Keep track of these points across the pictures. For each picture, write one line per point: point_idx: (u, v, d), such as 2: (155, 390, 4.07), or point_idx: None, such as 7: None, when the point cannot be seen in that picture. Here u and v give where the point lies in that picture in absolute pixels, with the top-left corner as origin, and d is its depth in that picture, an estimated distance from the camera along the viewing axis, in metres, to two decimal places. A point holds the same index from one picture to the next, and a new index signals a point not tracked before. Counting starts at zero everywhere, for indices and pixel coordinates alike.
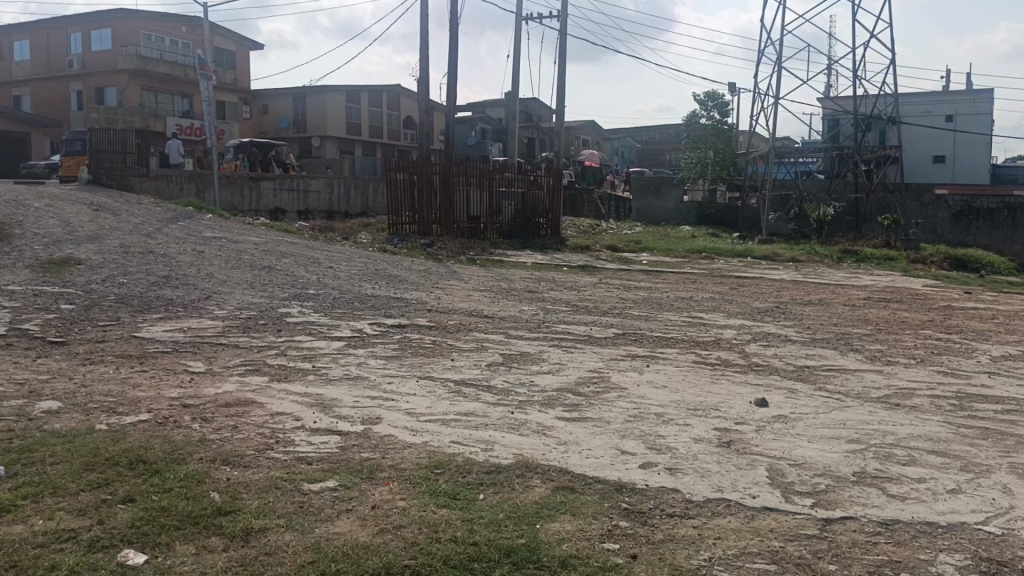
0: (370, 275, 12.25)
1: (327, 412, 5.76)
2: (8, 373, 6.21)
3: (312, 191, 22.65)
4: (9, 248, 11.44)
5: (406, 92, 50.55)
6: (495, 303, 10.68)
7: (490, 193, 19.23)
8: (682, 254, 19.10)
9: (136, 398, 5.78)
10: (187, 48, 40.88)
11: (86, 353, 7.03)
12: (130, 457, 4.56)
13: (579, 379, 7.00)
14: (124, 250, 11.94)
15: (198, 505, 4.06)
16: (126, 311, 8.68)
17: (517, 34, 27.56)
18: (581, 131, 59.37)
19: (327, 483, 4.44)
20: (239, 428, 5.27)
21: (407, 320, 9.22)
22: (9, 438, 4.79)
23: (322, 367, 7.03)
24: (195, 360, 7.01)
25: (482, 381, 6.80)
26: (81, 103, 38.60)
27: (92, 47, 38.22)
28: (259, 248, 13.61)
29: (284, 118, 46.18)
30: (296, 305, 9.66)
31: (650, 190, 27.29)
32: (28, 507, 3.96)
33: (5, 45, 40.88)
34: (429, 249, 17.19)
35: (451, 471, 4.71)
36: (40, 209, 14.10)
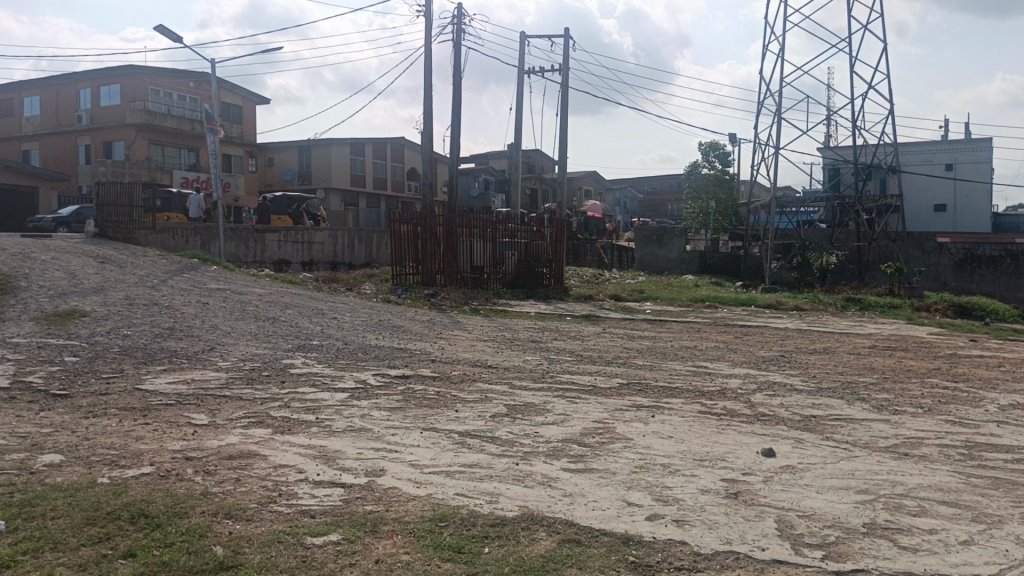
0: (374, 326, 12.26)
1: (331, 464, 5.72)
2: (10, 427, 6.18)
3: (316, 242, 22.81)
4: (14, 301, 11.48)
5: (410, 144, 51.20)
6: (499, 353, 10.66)
7: (494, 243, 19.31)
8: (685, 302, 19.13)
9: (139, 450, 5.74)
10: (194, 102, 41.56)
11: (89, 405, 7.01)
12: (132, 511, 4.51)
13: (584, 429, 6.95)
14: (129, 302, 11.98)
15: (200, 559, 4.01)
16: (129, 363, 8.68)
17: (519, 87, 27.96)
18: (584, 181, 59.94)
19: (330, 537, 4.39)
20: (241, 480, 5.23)
21: (411, 371, 9.20)
22: (11, 492, 4.76)
23: (325, 419, 6.98)
24: (198, 412, 6.97)
25: (486, 432, 6.75)
26: (89, 157, 39.14)
27: (101, 102, 38.86)
28: (263, 300, 13.66)
29: (289, 171, 46.66)
30: (300, 356, 9.66)
31: (653, 240, 27.42)
32: (27, 562, 3.91)
33: (16, 101, 41.56)
34: (432, 299, 17.27)
35: (455, 523, 4.66)
36: (47, 262, 14.19)
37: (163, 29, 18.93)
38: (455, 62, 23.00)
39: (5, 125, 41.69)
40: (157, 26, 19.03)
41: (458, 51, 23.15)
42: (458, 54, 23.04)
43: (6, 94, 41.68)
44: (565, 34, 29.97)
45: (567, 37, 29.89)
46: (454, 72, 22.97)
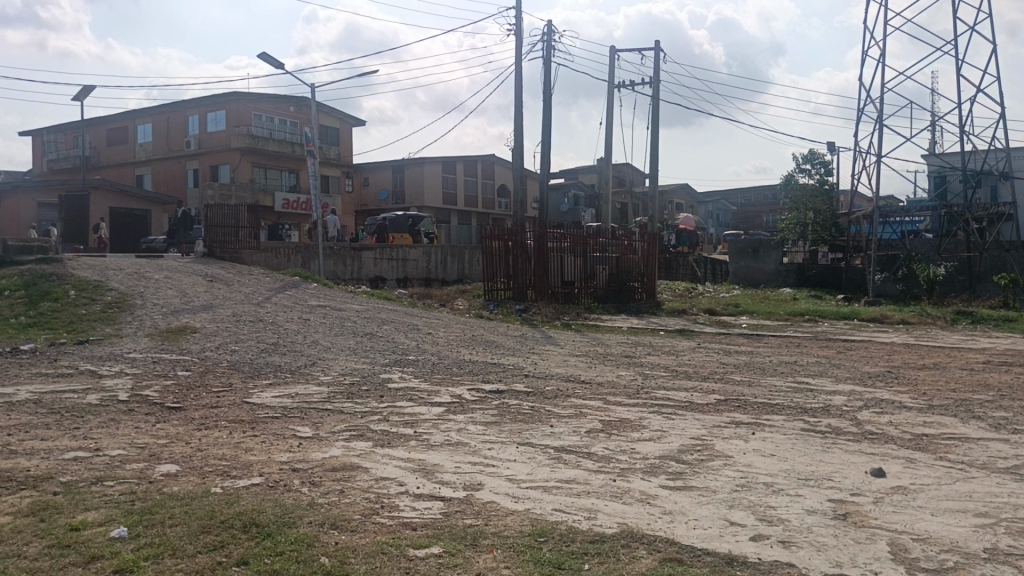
0: (467, 341, 12.40)
1: (430, 478, 5.80)
2: (130, 438, 6.51)
3: (410, 259, 23.28)
4: (131, 317, 12.16)
5: (500, 160, 51.74)
6: (592, 368, 10.62)
7: (585, 257, 19.15)
8: (784, 316, 18.63)
9: (249, 461, 5.97)
10: (295, 126, 43.13)
11: (202, 418, 7.31)
12: (244, 520, 4.68)
13: (682, 446, 6.83)
14: (236, 318, 12.52)
15: (308, 568, 4.13)
16: (237, 377, 9.04)
17: (609, 102, 27.92)
18: (674, 194, 59.26)
19: (432, 549, 4.45)
20: (346, 492, 5.37)
21: (505, 386, 9.25)
22: (133, 500, 5.02)
23: (423, 433, 7.10)
24: (302, 425, 7.19)
25: (581, 448, 6.71)
26: (197, 181, 41.15)
27: (208, 128, 40.77)
28: (361, 315, 14.02)
29: (383, 190, 47.73)
30: (397, 371, 9.86)
31: (748, 253, 26.80)
32: (149, 568, 4.10)
33: (129, 128, 43.97)
34: (524, 314, 17.42)
35: (554, 539, 4.65)
36: (161, 281, 14.95)
37: (266, 56, 19.73)
38: (545, 79, 23.17)
39: (120, 151, 44.24)
40: (261, 54, 19.87)
41: (548, 66, 23.31)
42: (549, 71, 23.21)
43: (121, 122, 44.19)
44: (655, 46, 29.78)
45: (658, 50, 29.74)
46: (544, 88, 23.12)
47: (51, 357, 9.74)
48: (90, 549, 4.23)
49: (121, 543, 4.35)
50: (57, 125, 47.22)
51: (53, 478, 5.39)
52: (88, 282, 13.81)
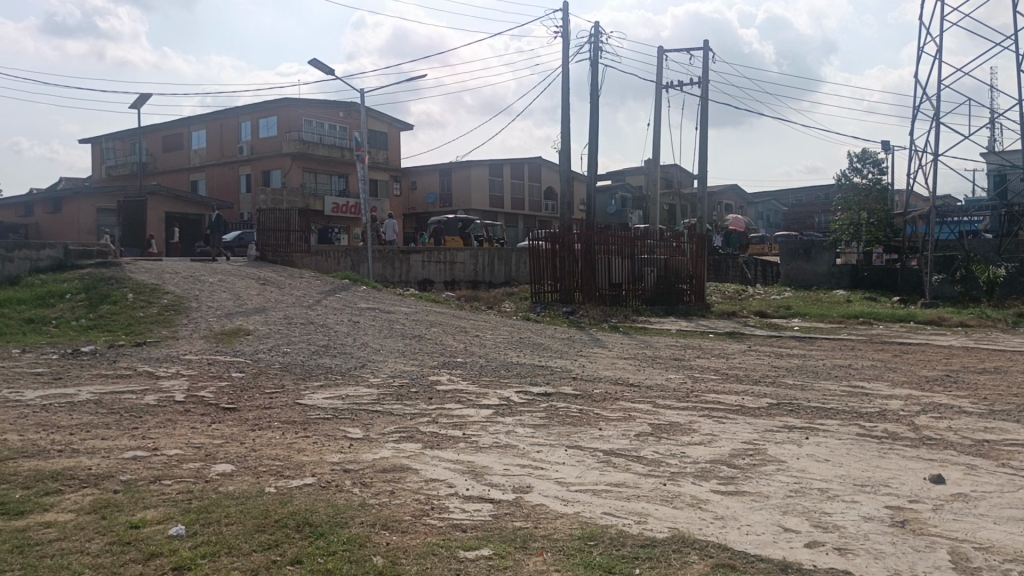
0: (515, 344, 12.40)
1: (479, 480, 5.82)
2: (186, 438, 6.66)
3: (458, 262, 23.39)
4: (187, 320, 12.45)
5: (547, 163, 51.77)
6: (641, 371, 10.54)
7: (632, 260, 19.02)
8: (837, 319, 18.24)
9: (302, 462, 6.06)
10: (344, 131, 43.70)
11: (256, 419, 7.45)
12: (297, 519, 4.76)
13: (734, 450, 6.74)
14: (288, 320, 12.73)
15: (360, 568, 4.17)
16: (289, 378, 9.19)
17: (657, 102, 27.71)
18: (723, 195, 58.60)
19: (482, 551, 4.46)
20: (396, 493, 5.42)
21: (553, 389, 9.23)
22: (190, 499, 5.12)
23: (472, 435, 7.13)
24: (353, 426, 7.28)
25: (631, 451, 6.67)
26: (250, 186, 41.95)
27: (260, 133, 41.54)
28: (410, 318, 14.13)
29: (430, 194, 48.09)
30: (446, 373, 9.92)
31: (800, 254, 26.52)
32: (207, 565, 4.18)
33: (184, 135, 45.00)
34: (571, 317, 17.38)
35: (605, 543, 4.63)
36: (215, 284, 15.27)
37: (316, 62, 20.02)
38: (593, 81, 23.11)
39: (176, 157, 45.31)
40: (311, 61, 20.17)
41: (595, 68, 23.23)
42: (596, 73, 23.14)
43: (177, 129, 45.27)
44: (704, 46, 29.50)
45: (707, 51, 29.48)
46: (592, 90, 23.05)
47: (111, 358, 10.01)
48: (149, 547, 4.33)
49: (178, 541, 4.45)
50: (115, 133, 48.56)
51: (114, 476, 5.53)
52: (145, 285, 14.17)
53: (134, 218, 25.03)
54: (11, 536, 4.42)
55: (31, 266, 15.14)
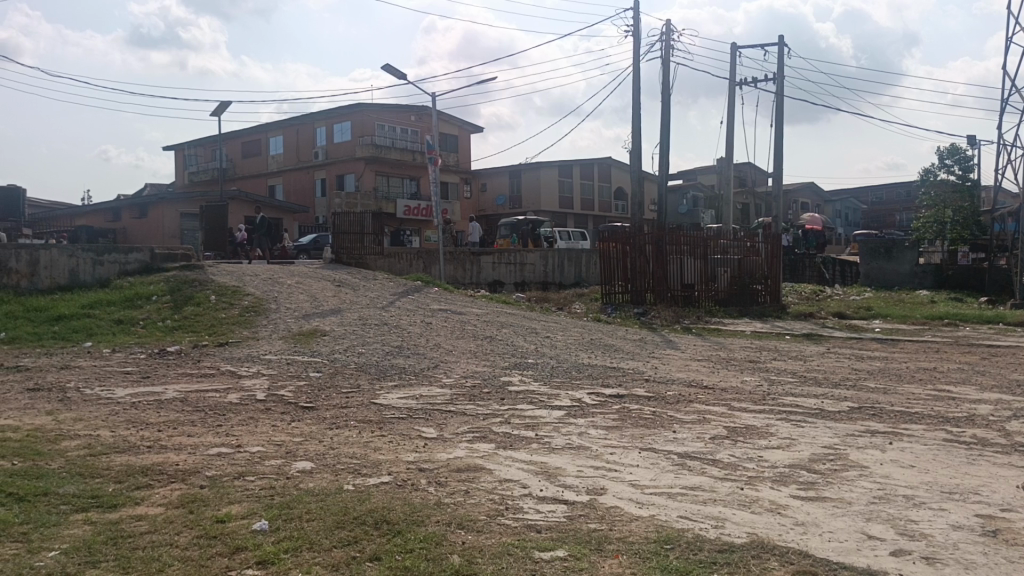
0: (586, 345, 12.39)
1: (553, 481, 5.82)
2: (268, 436, 6.85)
3: (528, 263, 23.47)
4: (266, 320, 12.82)
5: (617, 163, 51.50)
6: (715, 374, 10.37)
7: (705, 260, 18.72)
8: (920, 321, 17.60)
9: (378, 460, 6.16)
10: (416, 134, 44.31)
11: (333, 417, 7.62)
12: (375, 517, 4.85)
13: (814, 455, 6.58)
14: (362, 321, 12.98)
15: (437, 566, 4.22)
16: (365, 378, 9.37)
17: (731, 99, 27.22)
18: (799, 193, 57.35)
19: (557, 552, 4.46)
20: (471, 492, 5.46)
21: (625, 390, 9.15)
22: (272, 494, 5.27)
23: (545, 436, 7.14)
24: (428, 426, 7.37)
25: (707, 455, 6.57)
26: (325, 190, 42.90)
27: (334, 139, 42.44)
28: (481, 319, 14.26)
29: (500, 196, 48.27)
30: (517, 374, 9.96)
31: (880, 254, 25.45)
32: (289, 560, 4.29)
33: (262, 141, 46.27)
34: (642, 317, 17.28)
35: (681, 547, 4.57)
36: (292, 286, 15.69)
37: (389, 67, 20.32)
38: (664, 79, 22.86)
39: (254, 163, 46.63)
40: (384, 66, 20.50)
41: (666, 66, 22.98)
42: (667, 71, 22.87)
43: (255, 135, 46.59)
44: (779, 41, 28.85)
45: (782, 46, 28.80)
46: (663, 89, 22.81)
47: (194, 358, 10.36)
48: (235, 540, 4.47)
49: (262, 535, 4.58)
50: (197, 140, 50.26)
51: (199, 472, 5.72)
52: (227, 287, 14.63)
53: (211, 221, 25.88)
54: (105, 527, 4.61)
55: (120, 269, 15.80)
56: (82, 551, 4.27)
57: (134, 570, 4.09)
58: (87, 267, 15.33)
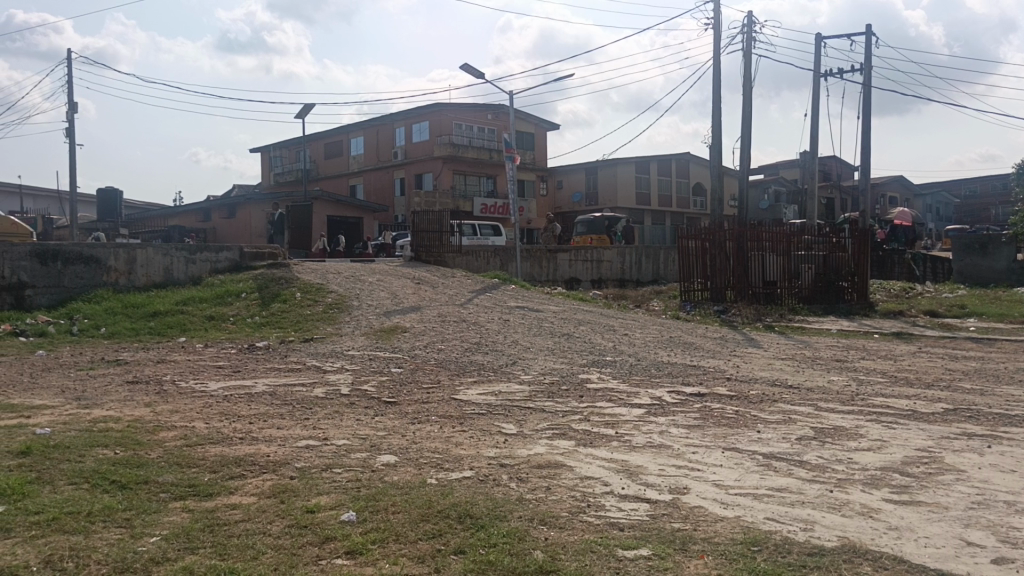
0: (665, 342, 12.27)
1: (634, 479, 5.77)
2: (353, 429, 7.00)
3: (605, 260, 23.43)
4: (349, 317, 13.10)
5: (696, 158, 50.81)
6: (800, 373, 10.11)
7: (788, 256, 18.23)
8: (1019, 320, 16.75)
9: (460, 455, 6.23)
10: (493, 133, 44.63)
11: (415, 412, 7.73)
12: (458, 511, 4.90)
13: (906, 457, 6.35)
14: (442, 318, 13.12)
15: (521, 561, 4.23)
16: (445, 374, 9.48)
17: (815, 90, 26.50)
18: (887, 187, 55.52)
19: (641, 551, 4.43)
20: (552, 489, 5.47)
21: (706, 389, 8.99)
22: (359, 486, 5.39)
23: (624, 434, 7.08)
24: (508, 422, 7.41)
25: (793, 456, 6.42)
26: (404, 189, 43.59)
27: (413, 138, 43.07)
28: (559, 316, 14.24)
29: (577, 193, 48.18)
30: (596, 371, 9.91)
31: (975, 249, 24.56)
32: (377, 551, 4.38)
33: (343, 142, 47.31)
34: (723, 316, 16.98)
35: (769, 549, 4.48)
36: (373, 284, 15.95)
37: (468, 67, 20.50)
38: (745, 73, 22.38)
39: (335, 163, 47.72)
40: (462, 66, 20.69)
41: (749, 58, 22.49)
42: (749, 63, 22.40)
43: (337, 136, 47.66)
44: (867, 31, 27.92)
45: (870, 35, 27.86)
46: (745, 82, 22.33)
47: (282, 353, 10.69)
48: (324, 531, 4.59)
49: (350, 526, 4.69)
50: (281, 142, 51.77)
51: (289, 463, 5.90)
52: (311, 285, 15.00)
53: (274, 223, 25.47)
54: (202, 515, 4.79)
55: (211, 267, 16.38)
56: (182, 537, 4.44)
57: (231, 556, 4.24)
58: (180, 265, 15.97)
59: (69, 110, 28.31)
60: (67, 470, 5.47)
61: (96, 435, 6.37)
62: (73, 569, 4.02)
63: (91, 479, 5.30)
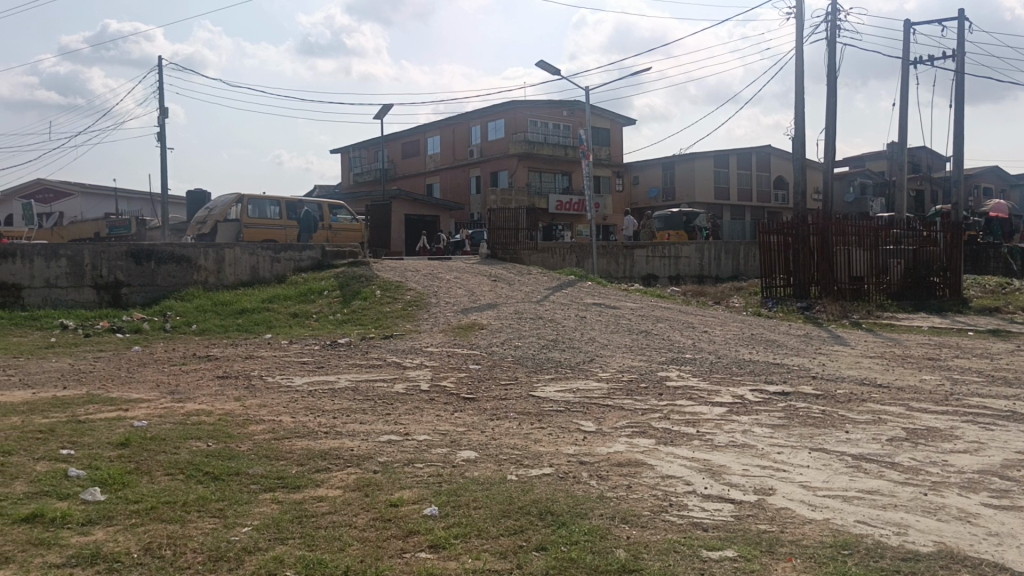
0: (746, 340, 12.05)
1: (718, 479, 5.67)
2: (433, 425, 7.08)
3: (683, 256, 23.10)
4: (427, 314, 13.22)
5: (777, 151, 49.66)
6: (890, 372, 9.75)
7: (876, 251, 17.74)
8: None
9: (540, 452, 6.24)
10: (568, 129, 44.52)
11: (493, 409, 7.77)
12: (539, 507, 4.91)
13: (1007, 460, 6.06)
14: (519, 315, 13.16)
15: (604, 559, 4.21)
16: (523, 371, 9.51)
17: (904, 78, 25.53)
18: (981, 178, 53.16)
19: (726, 552, 4.34)
20: (633, 487, 5.42)
21: (791, 388, 8.77)
22: (440, 481, 5.45)
23: (706, 433, 6.95)
24: (587, 420, 7.37)
25: (885, 457, 6.19)
26: (479, 187, 43.87)
27: (489, 136, 43.33)
28: (636, 313, 14.12)
29: (654, 188, 47.76)
30: (675, 369, 9.79)
31: None
32: (460, 545, 4.42)
33: (421, 142, 47.93)
34: (806, 312, 16.53)
35: (861, 553, 4.33)
36: (451, 281, 16.09)
37: (544, 63, 20.48)
38: (829, 62, 21.74)
39: (413, 163, 48.42)
40: (538, 62, 20.69)
41: (833, 48, 21.82)
42: (833, 53, 21.72)
43: (414, 136, 48.33)
44: (960, 15, 26.72)
45: (962, 20, 26.67)
46: (830, 71, 21.68)
47: (363, 350, 10.89)
48: (408, 524, 4.65)
49: (432, 520, 4.74)
50: (360, 143, 52.81)
51: (372, 457, 6.01)
52: (390, 283, 15.26)
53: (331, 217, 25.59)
54: (291, 506, 4.92)
55: (295, 266, 16.81)
56: (272, 528, 4.57)
57: (319, 547, 4.34)
58: (266, 264, 16.49)
59: (161, 115, 29.49)
60: (163, 461, 5.69)
61: (189, 428, 6.61)
62: (171, 556, 4.18)
63: (186, 470, 5.51)
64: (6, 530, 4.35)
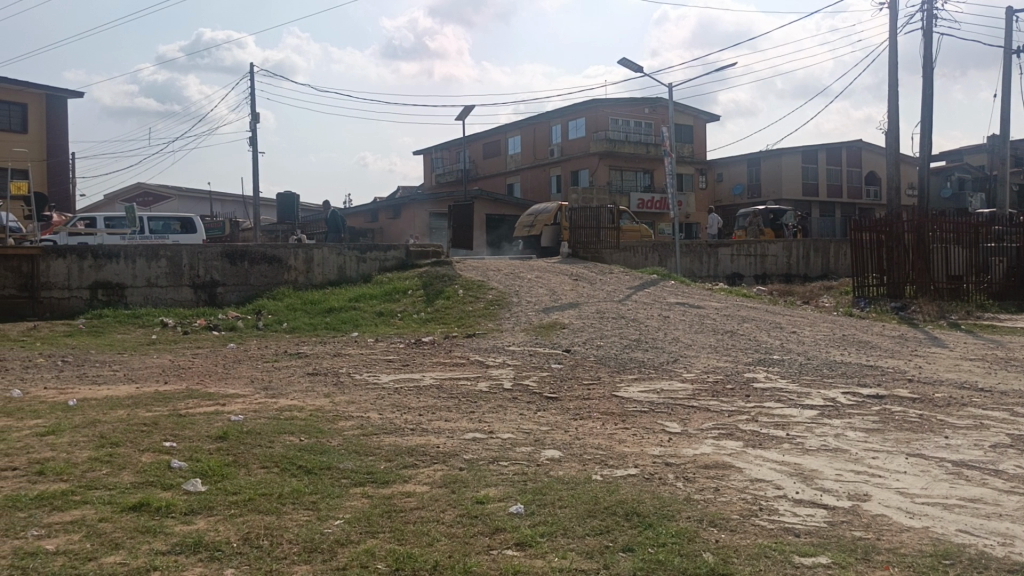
0: (837, 340, 11.69)
1: (809, 483, 5.53)
2: (517, 423, 7.13)
3: (769, 255, 22.56)
4: (509, 314, 13.26)
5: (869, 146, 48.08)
6: (993, 375, 9.31)
7: (975, 249, 17.04)
8: None
9: (624, 453, 6.19)
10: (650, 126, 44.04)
11: (576, 409, 7.77)
12: (626, 508, 4.88)
13: None
14: (601, 314, 13.12)
15: (692, 563, 4.15)
16: (605, 371, 9.45)
17: (1006, 68, 24.31)
18: None
19: (820, 559, 4.23)
20: (721, 490, 5.33)
21: (886, 391, 8.47)
22: (525, 480, 5.47)
23: (796, 436, 6.79)
24: (671, 421, 7.29)
25: (987, 465, 5.92)
26: (560, 187, 43.84)
27: (569, 135, 43.27)
28: (721, 313, 13.89)
29: (737, 185, 46.76)
30: (762, 370, 9.56)
31: None
32: (546, 544, 4.43)
33: (501, 142, 48.24)
34: (901, 312, 15.87)
35: (963, 564, 4.15)
36: (532, 281, 16.14)
37: (625, 62, 20.34)
38: (925, 53, 20.86)
39: (494, 163, 48.77)
40: (619, 61, 20.54)
41: (929, 38, 20.96)
42: (929, 43, 20.87)
43: (495, 136, 48.68)
44: None
45: None
46: (925, 63, 20.83)
47: (446, 348, 11.03)
48: (495, 522, 4.69)
49: (518, 518, 4.77)
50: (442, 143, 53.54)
51: (458, 455, 6.08)
52: (473, 282, 15.40)
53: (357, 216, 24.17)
54: (380, 501, 5.03)
55: (380, 265, 17.20)
56: (363, 521, 4.68)
57: (408, 541, 4.42)
58: (353, 264, 16.95)
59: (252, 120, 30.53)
60: (259, 454, 5.90)
61: (282, 423, 6.83)
62: (267, 546, 4.33)
63: (280, 463, 5.70)
64: (115, 518, 4.58)
